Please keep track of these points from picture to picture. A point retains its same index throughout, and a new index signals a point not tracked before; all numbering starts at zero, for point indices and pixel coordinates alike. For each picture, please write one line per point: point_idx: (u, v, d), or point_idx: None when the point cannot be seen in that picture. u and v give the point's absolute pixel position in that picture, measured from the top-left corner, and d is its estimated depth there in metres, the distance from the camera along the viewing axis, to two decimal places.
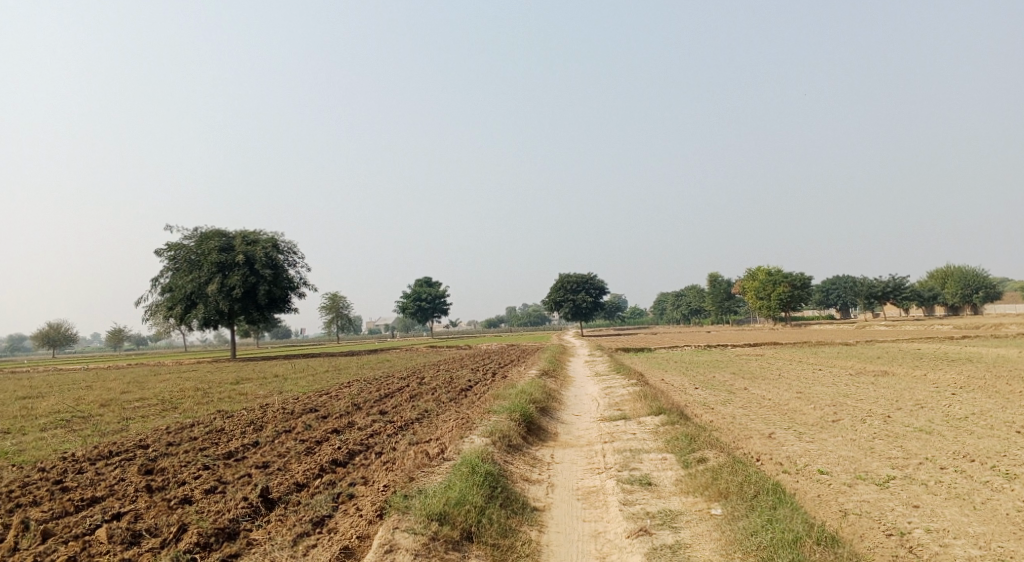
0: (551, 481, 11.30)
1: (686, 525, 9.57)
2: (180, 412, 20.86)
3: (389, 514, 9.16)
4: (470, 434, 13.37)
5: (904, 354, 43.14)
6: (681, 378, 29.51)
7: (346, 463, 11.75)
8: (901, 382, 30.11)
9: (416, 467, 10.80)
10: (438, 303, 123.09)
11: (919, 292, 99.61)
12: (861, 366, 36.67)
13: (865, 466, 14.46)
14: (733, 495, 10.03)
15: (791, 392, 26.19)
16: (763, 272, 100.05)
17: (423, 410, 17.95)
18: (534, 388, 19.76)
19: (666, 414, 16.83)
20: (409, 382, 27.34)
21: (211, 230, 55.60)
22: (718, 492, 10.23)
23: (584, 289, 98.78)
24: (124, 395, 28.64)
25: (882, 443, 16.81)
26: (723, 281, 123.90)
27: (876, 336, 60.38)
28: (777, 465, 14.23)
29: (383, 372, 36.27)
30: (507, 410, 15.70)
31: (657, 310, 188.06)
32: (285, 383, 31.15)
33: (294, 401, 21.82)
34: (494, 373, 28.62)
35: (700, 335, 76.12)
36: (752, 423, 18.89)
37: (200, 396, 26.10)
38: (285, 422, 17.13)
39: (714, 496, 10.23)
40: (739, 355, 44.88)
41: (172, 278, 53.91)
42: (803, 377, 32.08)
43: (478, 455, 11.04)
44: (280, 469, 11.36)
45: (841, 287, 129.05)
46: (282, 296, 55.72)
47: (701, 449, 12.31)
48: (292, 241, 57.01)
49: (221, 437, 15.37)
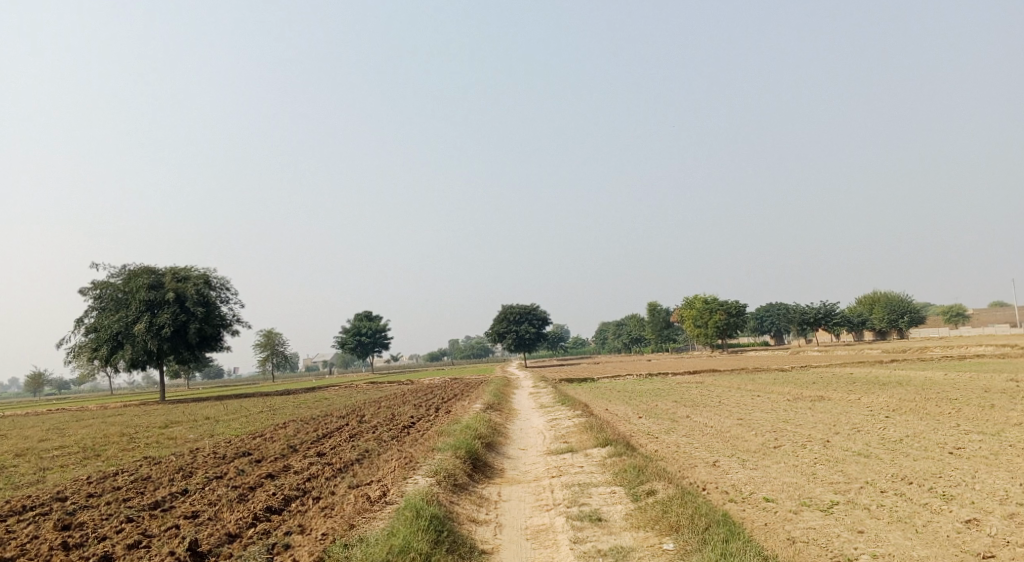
0: (498, 521, 10.95)
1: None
2: (104, 459, 19.72)
3: None
4: (413, 474, 12.92)
5: (838, 378, 44.17)
6: (624, 408, 29.49)
7: (282, 510, 11.17)
8: (837, 406, 30.72)
9: (357, 512, 10.31)
10: (379, 338, 121.22)
11: (849, 318, 102.85)
12: (798, 392, 37.37)
13: (809, 491, 14.55)
14: (684, 528, 9.88)
15: (732, 419, 26.42)
16: (700, 301, 101.86)
17: (364, 450, 17.37)
18: (478, 423, 19.39)
19: (612, 446, 16.67)
20: (349, 420, 26.58)
21: (139, 267, 53.61)
22: (669, 526, 10.07)
23: (526, 320, 98.77)
24: (43, 443, 26.99)
25: (824, 468, 16.97)
26: (662, 310, 125.68)
27: (810, 361, 61.84)
28: (724, 494, 14.20)
29: (322, 410, 35.24)
30: (452, 447, 15.31)
31: (598, 340, 189.36)
32: (219, 425, 29.89)
33: (228, 444, 20.92)
34: (437, 409, 28.08)
35: (642, 364, 76.69)
36: (696, 452, 18.90)
37: (126, 441, 24.78)
38: (217, 467, 16.31)
39: (666, 529, 10.05)
40: (681, 384, 45.28)
41: (98, 318, 51.65)
42: (744, 404, 32.47)
43: (423, 497, 10.61)
44: (211, 519, 10.71)
45: (775, 314, 132.36)
46: (215, 335, 53.93)
47: (650, 481, 12.17)
48: (225, 278, 55.42)
49: (148, 486, 14.52)
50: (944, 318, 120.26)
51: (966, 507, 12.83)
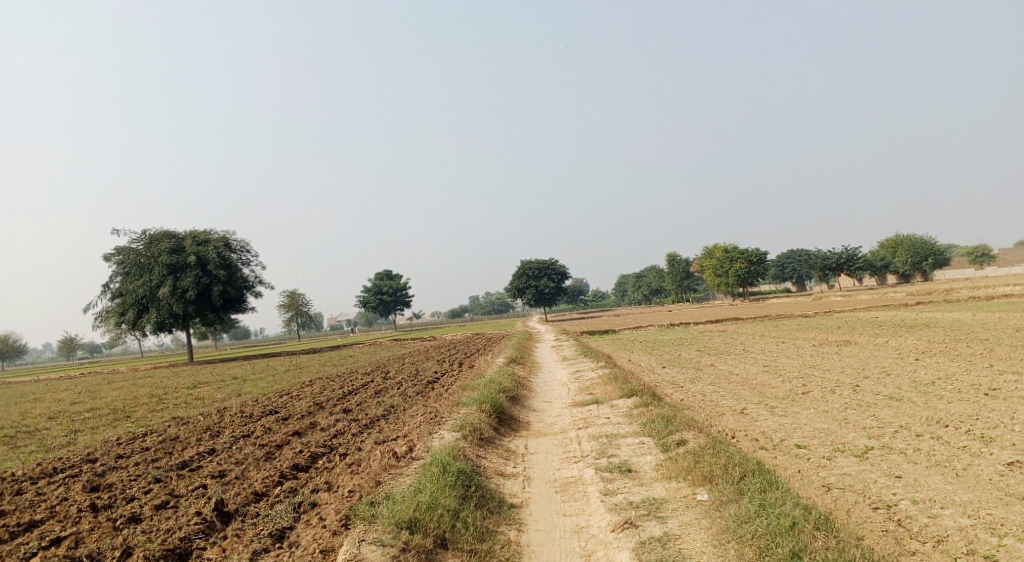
0: (526, 474, 10.80)
1: (673, 514, 9.15)
2: (133, 421, 19.89)
3: (354, 525, 8.56)
4: (439, 429, 12.76)
5: (863, 322, 43.66)
6: (648, 358, 29.30)
7: (309, 468, 11.08)
8: (864, 350, 30.29)
9: (382, 469, 10.18)
10: (400, 296, 121.84)
11: (872, 262, 101.65)
12: (824, 337, 36.94)
13: (842, 437, 14.24)
14: (719, 478, 9.66)
15: (758, 366, 26.13)
16: (720, 249, 100.86)
17: (389, 406, 17.30)
18: (502, 377, 19.26)
19: (639, 396, 16.46)
20: (373, 377, 26.64)
21: (160, 231, 53.80)
22: (702, 476, 9.84)
23: (545, 274, 98.54)
24: (74, 406, 27.40)
25: (855, 413, 16.66)
26: (682, 259, 124.78)
27: (833, 307, 61.21)
28: (754, 442, 13.95)
29: (347, 368, 35.48)
30: (476, 401, 15.15)
31: (618, 292, 189.20)
32: (245, 385, 30.18)
33: (254, 403, 20.99)
34: (460, 364, 28.06)
35: (662, 314, 76.51)
36: (724, 400, 18.65)
37: (155, 403, 25.04)
38: (243, 427, 16.30)
39: (700, 480, 9.81)
40: (703, 332, 45.02)
41: (122, 283, 52.08)
42: (768, 351, 32.15)
43: (449, 452, 10.46)
44: (238, 478, 10.65)
45: (796, 260, 131.00)
46: (238, 296, 54.27)
47: (680, 430, 11.94)
48: (245, 239, 55.56)
49: (176, 446, 14.54)
50: (969, 260, 118.41)
51: (1006, 449, 12.49)
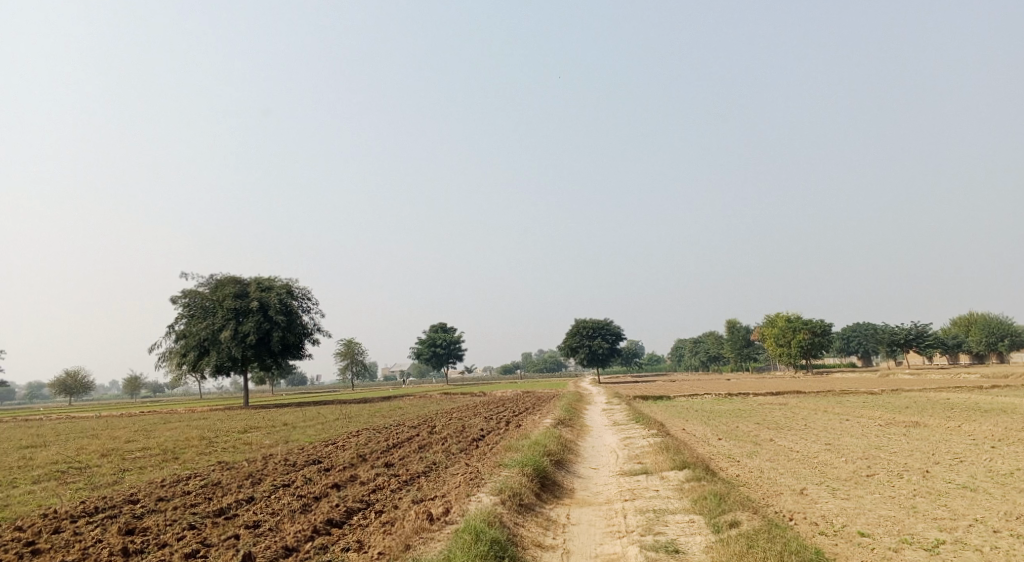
0: (566, 547, 10.28)
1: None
2: (180, 463, 20.00)
3: None
4: (478, 491, 12.35)
5: (933, 403, 41.49)
6: (702, 428, 28.27)
7: (343, 524, 10.78)
8: (935, 433, 28.64)
9: (415, 532, 9.80)
10: (454, 350, 122.09)
11: (943, 339, 97.56)
12: (891, 416, 35.17)
13: (909, 528, 13.26)
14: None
15: (819, 444, 24.89)
16: (782, 318, 98.27)
17: (431, 463, 16.96)
18: (549, 439, 18.75)
19: (690, 469, 15.74)
20: (420, 431, 26.35)
21: (226, 276, 55.32)
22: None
23: (600, 335, 97.39)
24: (128, 445, 27.86)
25: (924, 501, 15.55)
26: (741, 327, 121.92)
27: (901, 385, 58.48)
28: (813, 526, 13.10)
29: (394, 420, 35.31)
30: (520, 463, 14.69)
31: (674, 357, 185.68)
32: (293, 432, 30.26)
33: (299, 452, 20.91)
34: (508, 423, 27.59)
35: (719, 383, 74.45)
36: (781, 478, 17.73)
37: (205, 445, 25.22)
38: (285, 475, 16.16)
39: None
40: (762, 404, 43.50)
41: (186, 325, 53.47)
42: (831, 428, 30.72)
43: (485, 517, 10.04)
44: (271, 530, 10.42)
45: (863, 334, 126.56)
46: (296, 343, 55.07)
47: (733, 510, 11.25)
48: (307, 288, 56.66)
49: (216, 491, 14.47)
50: None
51: None
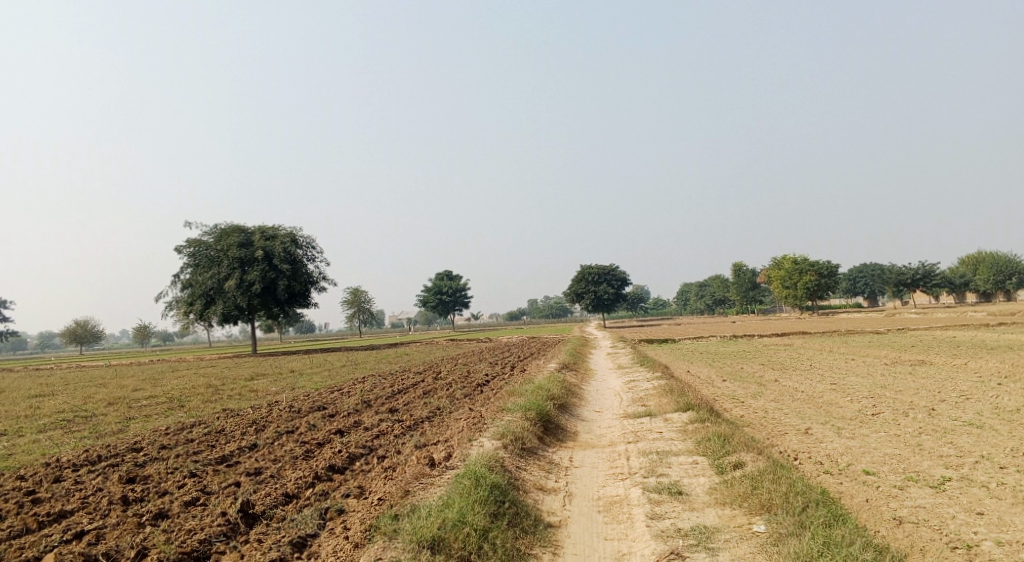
0: (568, 490, 10.20)
1: (726, 545, 8.44)
2: (185, 411, 20.05)
3: (373, 540, 8.14)
4: (480, 436, 12.24)
5: (939, 342, 41.41)
6: (707, 371, 28.24)
7: (345, 470, 10.71)
8: (941, 371, 28.57)
9: (415, 477, 9.71)
10: (459, 297, 122.38)
11: (950, 279, 97.21)
12: (896, 355, 35.11)
13: (915, 465, 13.16)
14: (778, 508, 8.89)
15: (825, 383, 24.83)
16: (788, 261, 97.87)
17: (434, 408, 16.89)
18: (553, 383, 18.66)
19: (695, 411, 15.64)
20: (425, 377, 26.37)
21: (230, 226, 55.07)
22: (760, 505, 9.08)
23: (605, 280, 97.30)
24: (136, 393, 28.03)
25: (930, 439, 15.44)
26: (748, 270, 121.60)
27: (907, 324, 58.44)
28: (817, 465, 13.02)
29: (401, 366, 35.46)
30: (523, 408, 14.58)
31: (680, 300, 185.96)
32: (299, 379, 30.41)
33: (304, 398, 20.92)
34: (513, 368, 27.63)
35: (725, 326, 74.58)
36: (786, 418, 17.65)
37: (211, 393, 25.29)
38: (288, 422, 16.13)
39: (757, 509, 9.07)
40: (767, 345, 43.50)
41: (192, 274, 53.44)
42: (836, 367, 30.67)
43: (486, 462, 9.94)
44: (272, 477, 10.36)
45: (869, 275, 126.21)
46: (302, 291, 55.09)
47: (738, 451, 11.15)
48: (311, 236, 56.37)
49: (219, 439, 14.46)
50: None
51: None
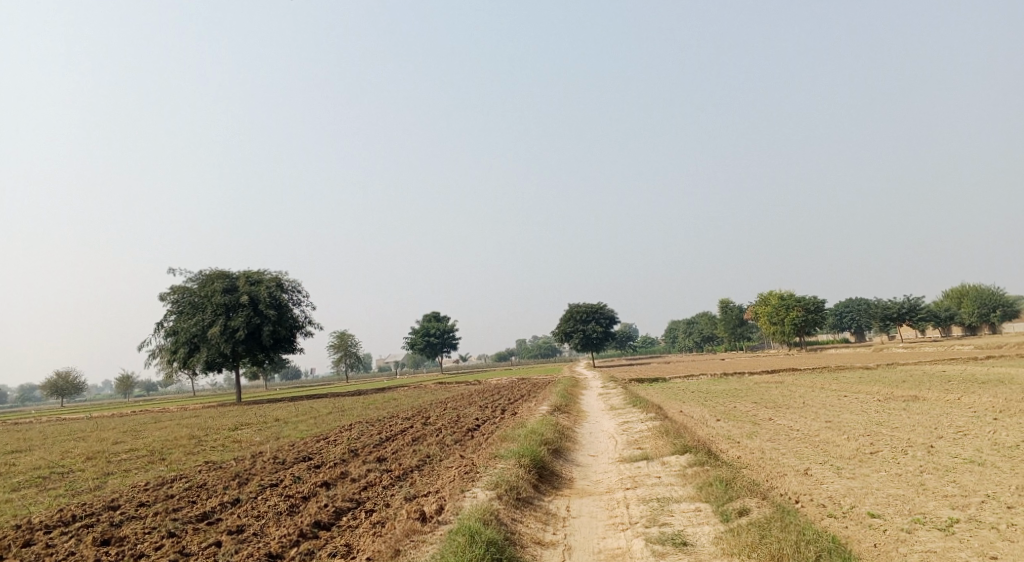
0: (567, 543, 9.75)
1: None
2: (166, 464, 19.41)
3: None
4: (473, 486, 11.79)
5: (930, 376, 41.20)
6: (700, 410, 27.83)
7: (332, 526, 10.22)
8: (935, 406, 28.31)
9: (406, 534, 9.24)
10: (447, 339, 121.52)
11: (935, 312, 97.71)
12: (888, 391, 34.87)
13: (920, 506, 12.79)
14: (789, 559, 8.52)
15: (820, 421, 24.47)
16: (774, 297, 98.04)
17: (424, 456, 16.38)
18: (545, 427, 18.20)
19: (692, 453, 15.25)
20: (414, 422, 25.80)
21: (215, 271, 54.53)
22: (770, 555, 8.71)
23: (593, 319, 96.99)
24: (115, 446, 27.19)
25: (932, 478, 15.09)
26: (735, 307, 121.70)
27: (896, 358, 58.31)
28: (821, 508, 12.64)
29: (389, 411, 34.78)
30: (516, 454, 14.15)
31: (668, 338, 185.57)
32: (285, 428, 29.72)
33: (289, 448, 20.32)
34: (503, 411, 27.11)
35: (715, 363, 74.25)
36: (784, 458, 17.27)
37: (193, 445, 24.59)
38: (273, 474, 15.56)
39: (767, 560, 8.69)
40: (758, 382, 43.23)
41: (176, 321, 52.69)
42: (830, 404, 30.36)
43: (480, 516, 9.50)
44: (255, 536, 9.86)
45: (855, 310, 126.61)
46: (288, 337, 54.39)
47: (742, 497, 10.77)
48: (297, 280, 55.90)
49: (200, 494, 13.89)
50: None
51: None
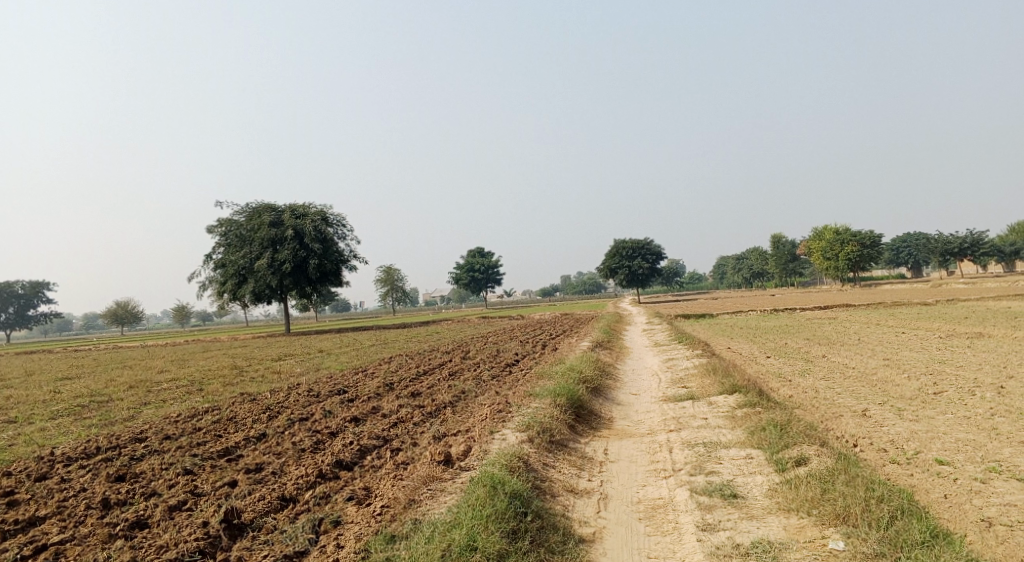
0: (603, 492, 8.97)
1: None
2: (203, 395, 19.24)
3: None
4: (504, 427, 11.04)
5: (994, 313, 39.14)
6: (749, 347, 26.75)
7: (354, 465, 9.60)
8: (1002, 345, 26.67)
9: (423, 482, 8.59)
10: (492, 273, 121.22)
11: (999, 247, 93.20)
12: (950, 328, 33.16)
13: (994, 453, 11.65)
14: (858, 521, 7.67)
15: (877, 359, 23.17)
16: (829, 232, 94.76)
17: (459, 392, 15.71)
18: (585, 364, 17.41)
19: (743, 394, 14.25)
20: (453, 356, 25.43)
21: (262, 205, 54.42)
22: (834, 514, 7.87)
23: (640, 255, 95.24)
24: (160, 375, 27.44)
25: (1006, 422, 13.83)
26: (786, 242, 118.11)
27: (957, 294, 55.69)
28: (882, 453, 11.64)
29: (430, 345, 34.55)
30: (552, 393, 13.38)
31: (716, 275, 182.13)
32: (326, 359, 29.64)
33: (325, 381, 19.97)
34: (544, 346, 26.51)
35: (762, 299, 72.57)
36: (840, 399, 16.20)
37: (234, 375, 24.55)
38: (304, 408, 15.08)
39: (831, 520, 7.84)
40: (810, 319, 41.88)
41: (224, 254, 53.02)
42: (887, 341, 28.94)
43: (505, 465, 8.75)
44: (274, 474, 9.32)
45: (913, 245, 121.70)
46: (334, 270, 54.40)
47: (799, 444, 9.84)
48: (342, 214, 55.55)
49: (228, 427, 13.48)
50: None
51: None
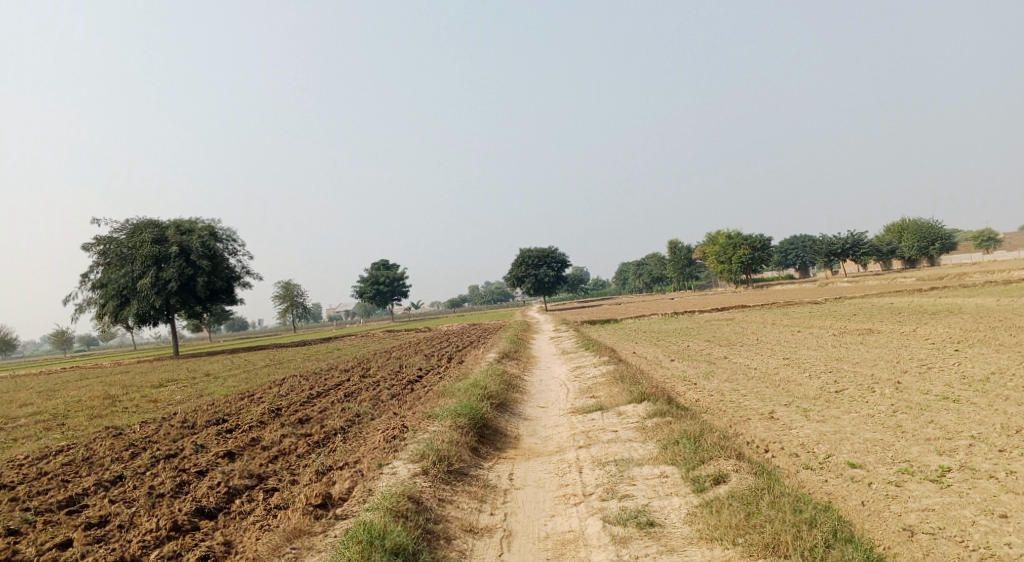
0: (507, 528, 8.06)
1: None
2: (62, 431, 17.07)
3: None
4: (395, 458, 9.93)
5: (880, 309, 40.73)
6: (654, 351, 26.49)
7: (220, 511, 8.33)
8: (891, 340, 27.42)
9: (288, 539, 7.47)
10: (397, 286, 118.81)
11: (877, 247, 98.24)
12: (841, 325, 34.13)
13: (904, 453, 11.39)
14: (789, 552, 7.09)
15: (777, 359, 23.30)
16: (722, 236, 97.85)
17: (353, 416, 14.40)
18: (489, 378, 16.42)
19: (652, 402, 13.63)
20: (351, 375, 23.96)
21: (143, 220, 50.84)
22: (762, 544, 7.28)
23: (544, 263, 95.34)
24: (20, 408, 24.60)
25: (908, 419, 13.74)
26: (683, 247, 121.07)
27: (844, 292, 57.98)
28: (794, 458, 11.21)
29: (328, 364, 32.76)
30: (452, 413, 12.30)
31: (619, 281, 185.78)
32: (213, 384, 27.42)
33: (205, 409, 18.12)
34: (448, 360, 25.42)
35: (664, 302, 73.86)
36: (747, 401, 15.86)
37: (105, 406, 22.19)
38: (174, 443, 13.39)
39: (759, 550, 7.25)
40: (710, 320, 42.56)
41: (103, 273, 49.11)
42: (785, 340, 29.40)
43: (389, 511, 7.71)
44: (120, 528, 7.94)
45: (800, 247, 127.47)
46: (225, 287, 51.45)
47: (715, 459, 9.21)
48: (232, 229, 52.68)
49: (80, 470, 11.73)
50: (975, 243, 109.89)
51: None
